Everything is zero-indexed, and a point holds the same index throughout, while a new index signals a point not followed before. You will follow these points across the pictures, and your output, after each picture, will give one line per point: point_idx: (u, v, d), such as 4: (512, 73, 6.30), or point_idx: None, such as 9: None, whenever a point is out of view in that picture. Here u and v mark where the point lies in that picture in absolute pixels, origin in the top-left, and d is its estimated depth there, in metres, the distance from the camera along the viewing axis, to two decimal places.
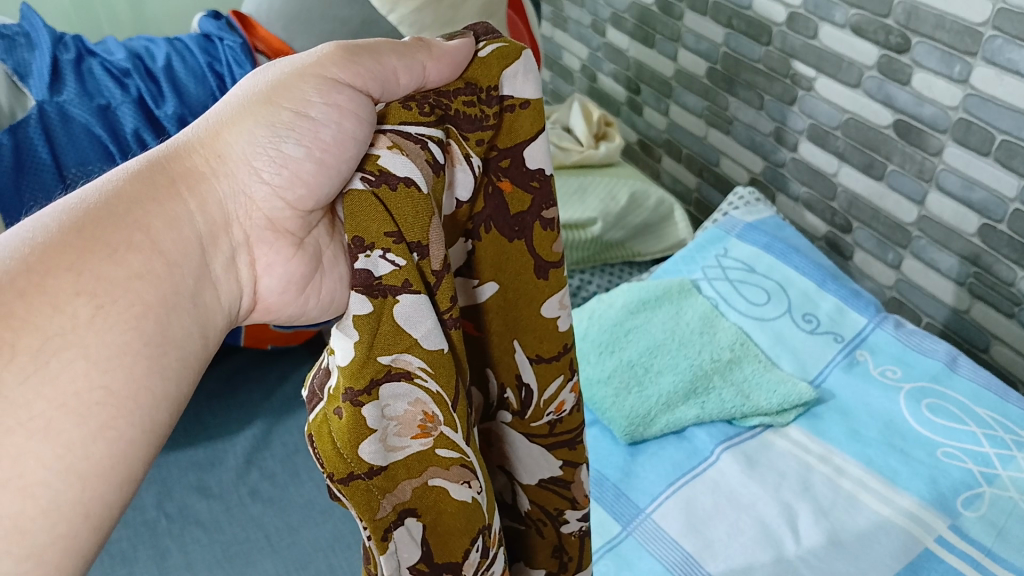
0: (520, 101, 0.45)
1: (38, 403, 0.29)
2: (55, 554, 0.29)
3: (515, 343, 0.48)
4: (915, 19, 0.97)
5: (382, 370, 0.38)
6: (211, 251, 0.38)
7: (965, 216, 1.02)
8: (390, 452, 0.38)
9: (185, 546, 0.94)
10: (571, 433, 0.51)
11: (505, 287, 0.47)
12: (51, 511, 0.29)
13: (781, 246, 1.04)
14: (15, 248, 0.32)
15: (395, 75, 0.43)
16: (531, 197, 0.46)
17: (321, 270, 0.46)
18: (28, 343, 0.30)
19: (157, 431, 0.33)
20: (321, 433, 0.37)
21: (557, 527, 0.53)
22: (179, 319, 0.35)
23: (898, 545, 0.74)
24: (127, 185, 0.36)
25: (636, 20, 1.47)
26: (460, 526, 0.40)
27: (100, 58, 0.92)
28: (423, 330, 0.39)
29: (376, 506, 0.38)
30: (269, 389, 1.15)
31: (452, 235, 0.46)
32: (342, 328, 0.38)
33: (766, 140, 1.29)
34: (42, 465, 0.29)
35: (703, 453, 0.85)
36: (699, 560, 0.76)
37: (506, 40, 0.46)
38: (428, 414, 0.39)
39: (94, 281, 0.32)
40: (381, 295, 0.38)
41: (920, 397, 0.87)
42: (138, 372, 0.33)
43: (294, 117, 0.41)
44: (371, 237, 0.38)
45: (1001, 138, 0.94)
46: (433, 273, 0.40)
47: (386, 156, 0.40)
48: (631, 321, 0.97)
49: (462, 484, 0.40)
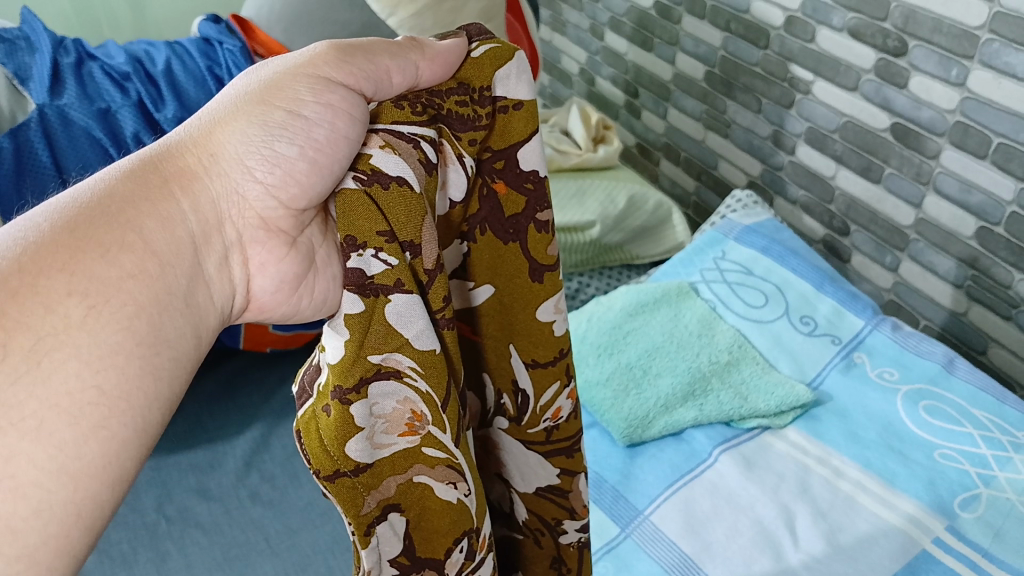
0: (513, 101, 0.46)
1: (30, 403, 0.30)
2: (47, 555, 0.29)
3: (510, 348, 0.48)
4: (912, 22, 0.98)
5: (371, 369, 0.38)
6: (205, 251, 0.39)
7: (963, 220, 1.03)
8: (376, 449, 0.39)
9: (184, 549, 0.94)
10: (568, 440, 0.51)
11: (500, 291, 0.47)
12: (43, 510, 0.29)
13: (779, 248, 1.04)
14: (9, 248, 0.33)
15: (388, 75, 0.43)
16: (526, 198, 0.46)
17: (314, 269, 0.46)
18: (20, 344, 0.30)
19: (149, 431, 0.34)
20: (309, 430, 0.37)
21: (554, 537, 0.54)
22: (171, 320, 0.35)
23: (895, 545, 0.74)
24: (120, 184, 0.37)
25: (634, 24, 1.47)
26: (444, 525, 0.41)
27: (100, 61, 0.92)
28: (416, 330, 0.39)
29: (361, 503, 0.39)
30: (267, 392, 1.16)
31: (447, 237, 0.46)
32: (334, 327, 0.38)
33: (764, 143, 1.30)
34: (35, 465, 0.29)
35: (702, 455, 0.86)
36: (697, 562, 0.76)
37: (500, 41, 0.47)
38: (416, 413, 0.40)
39: (87, 281, 0.33)
40: (373, 294, 0.38)
41: (917, 399, 0.87)
42: (132, 372, 0.33)
43: (287, 117, 0.41)
44: (364, 236, 0.39)
45: (998, 141, 0.95)
46: (426, 273, 0.40)
47: (379, 156, 0.41)
48: (630, 323, 0.98)
49: (447, 484, 0.41)
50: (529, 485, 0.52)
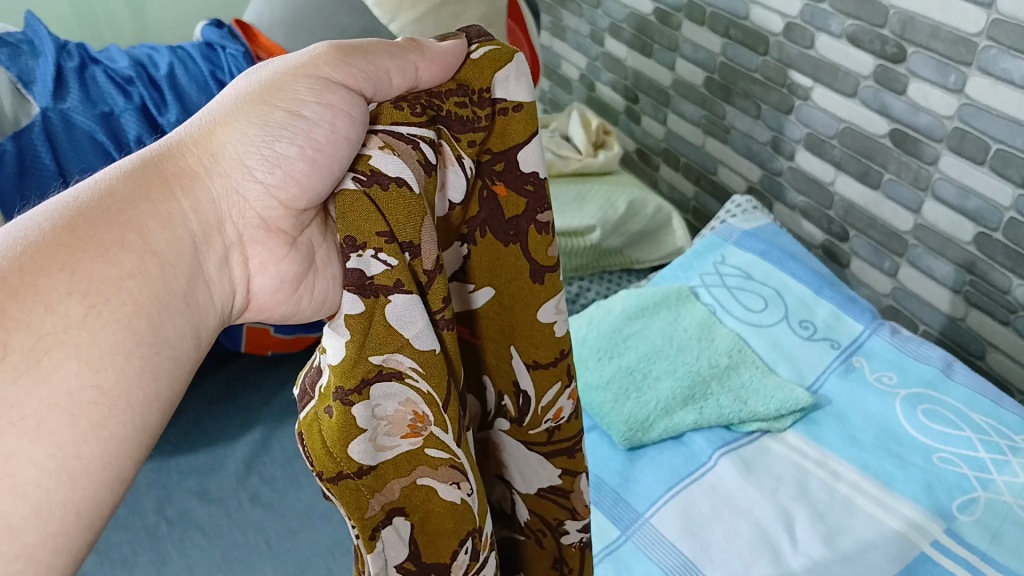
0: (513, 103, 0.46)
1: (30, 402, 0.30)
2: (46, 553, 0.30)
3: (511, 349, 0.49)
4: (910, 28, 0.99)
5: (373, 370, 0.39)
6: (205, 251, 0.39)
7: (961, 225, 1.03)
8: (379, 452, 0.39)
9: (184, 551, 0.95)
10: (570, 441, 0.51)
11: (500, 293, 0.48)
12: (42, 509, 0.30)
13: (778, 253, 1.05)
14: (9, 248, 0.33)
15: (388, 76, 0.44)
16: (526, 200, 0.47)
17: (315, 269, 0.47)
18: (20, 342, 0.31)
19: (149, 431, 0.34)
20: (311, 432, 0.38)
21: (556, 537, 0.54)
22: (171, 319, 0.36)
23: (893, 548, 0.74)
24: (121, 184, 0.37)
25: (634, 29, 1.48)
26: (448, 527, 0.42)
27: (103, 66, 0.93)
28: (416, 330, 0.39)
29: (364, 506, 0.39)
30: (268, 394, 1.16)
31: (446, 239, 0.47)
32: (334, 328, 0.39)
33: (763, 148, 1.30)
34: (34, 464, 0.30)
35: (701, 458, 0.86)
36: (696, 564, 0.76)
37: (499, 43, 0.47)
38: (418, 414, 0.40)
39: (87, 280, 0.33)
40: (373, 295, 0.39)
41: (915, 403, 0.87)
42: (132, 372, 0.33)
43: (287, 117, 0.42)
44: (363, 237, 0.39)
45: (995, 147, 0.95)
46: (426, 274, 0.41)
47: (378, 157, 0.41)
48: (630, 327, 0.98)
49: (450, 485, 0.41)
50: (532, 485, 0.53)
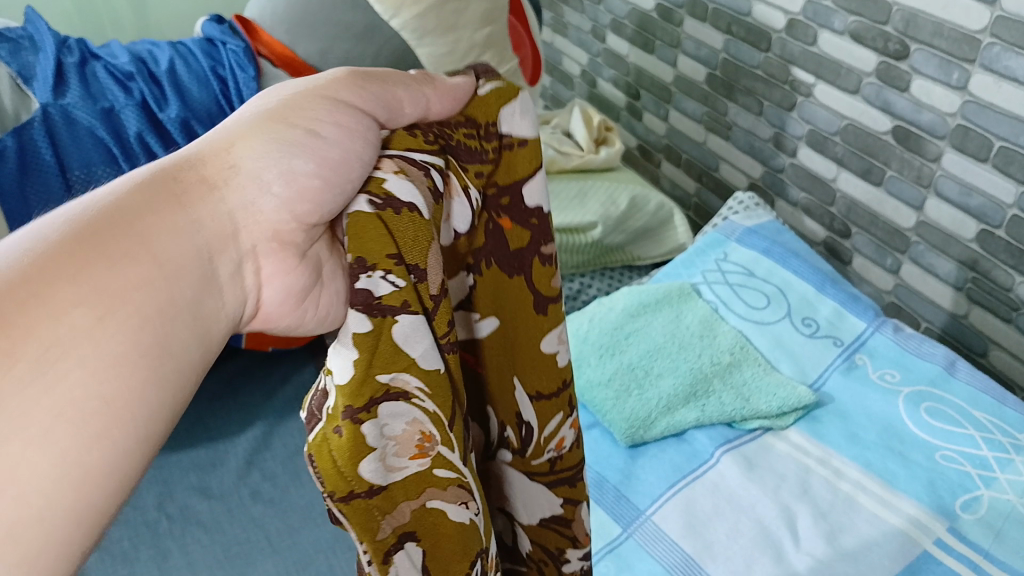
0: (517, 139, 0.45)
1: (34, 410, 0.27)
2: (47, 562, 0.26)
3: (515, 381, 0.47)
4: (913, 26, 0.98)
5: (379, 390, 0.35)
6: (220, 260, 0.36)
7: (963, 222, 1.03)
8: (388, 473, 0.35)
9: (184, 546, 0.95)
10: (571, 470, 0.51)
11: (505, 324, 0.46)
12: (41, 518, 0.26)
13: (780, 250, 1.04)
14: (9, 259, 0.30)
15: (400, 104, 0.43)
16: (531, 233, 0.45)
17: (321, 282, 0.44)
18: (26, 353, 0.28)
19: (152, 439, 0.31)
20: (319, 450, 0.34)
21: (558, 566, 0.54)
22: (179, 331, 0.33)
23: (896, 546, 0.74)
24: (126, 196, 0.34)
25: (636, 26, 1.48)
26: (458, 552, 0.38)
27: (104, 60, 0.92)
28: (421, 349, 0.36)
29: (375, 527, 0.35)
30: (269, 390, 1.17)
31: (451, 267, 0.44)
32: (341, 343, 0.35)
33: (765, 145, 1.30)
34: (35, 474, 0.26)
35: (703, 455, 0.86)
36: (698, 561, 0.76)
37: (504, 81, 0.47)
38: (426, 434, 0.36)
39: (96, 292, 0.30)
40: (380, 314, 0.35)
41: (918, 401, 0.87)
42: (137, 384, 0.30)
43: (304, 136, 0.39)
44: (374, 258, 0.36)
45: (999, 145, 0.95)
46: (430, 299, 0.37)
47: (392, 179, 0.38)
48: (632, 324, 0.98)
49: (459, 505, 0.38)
50: (533, 516, 0.51)
